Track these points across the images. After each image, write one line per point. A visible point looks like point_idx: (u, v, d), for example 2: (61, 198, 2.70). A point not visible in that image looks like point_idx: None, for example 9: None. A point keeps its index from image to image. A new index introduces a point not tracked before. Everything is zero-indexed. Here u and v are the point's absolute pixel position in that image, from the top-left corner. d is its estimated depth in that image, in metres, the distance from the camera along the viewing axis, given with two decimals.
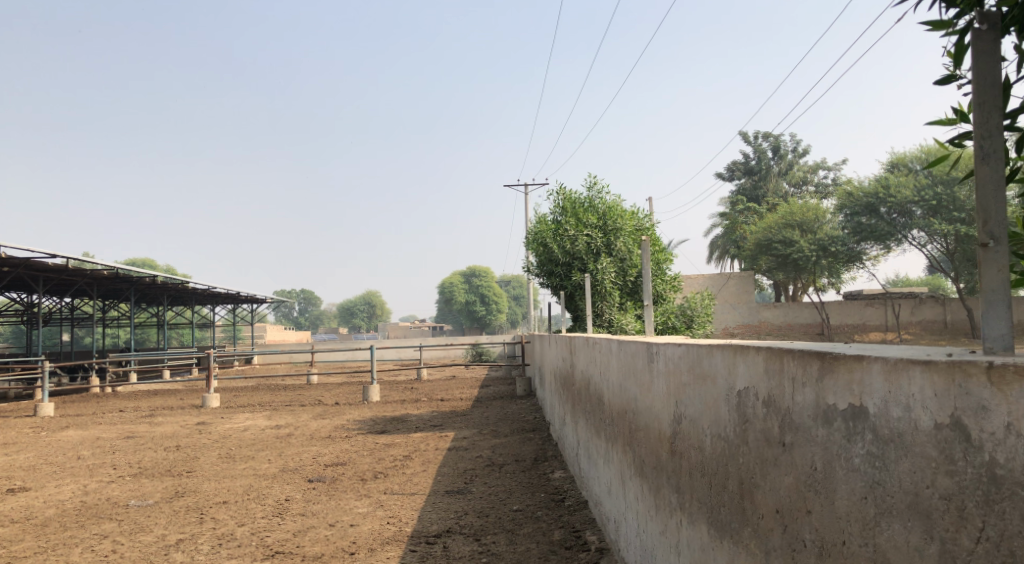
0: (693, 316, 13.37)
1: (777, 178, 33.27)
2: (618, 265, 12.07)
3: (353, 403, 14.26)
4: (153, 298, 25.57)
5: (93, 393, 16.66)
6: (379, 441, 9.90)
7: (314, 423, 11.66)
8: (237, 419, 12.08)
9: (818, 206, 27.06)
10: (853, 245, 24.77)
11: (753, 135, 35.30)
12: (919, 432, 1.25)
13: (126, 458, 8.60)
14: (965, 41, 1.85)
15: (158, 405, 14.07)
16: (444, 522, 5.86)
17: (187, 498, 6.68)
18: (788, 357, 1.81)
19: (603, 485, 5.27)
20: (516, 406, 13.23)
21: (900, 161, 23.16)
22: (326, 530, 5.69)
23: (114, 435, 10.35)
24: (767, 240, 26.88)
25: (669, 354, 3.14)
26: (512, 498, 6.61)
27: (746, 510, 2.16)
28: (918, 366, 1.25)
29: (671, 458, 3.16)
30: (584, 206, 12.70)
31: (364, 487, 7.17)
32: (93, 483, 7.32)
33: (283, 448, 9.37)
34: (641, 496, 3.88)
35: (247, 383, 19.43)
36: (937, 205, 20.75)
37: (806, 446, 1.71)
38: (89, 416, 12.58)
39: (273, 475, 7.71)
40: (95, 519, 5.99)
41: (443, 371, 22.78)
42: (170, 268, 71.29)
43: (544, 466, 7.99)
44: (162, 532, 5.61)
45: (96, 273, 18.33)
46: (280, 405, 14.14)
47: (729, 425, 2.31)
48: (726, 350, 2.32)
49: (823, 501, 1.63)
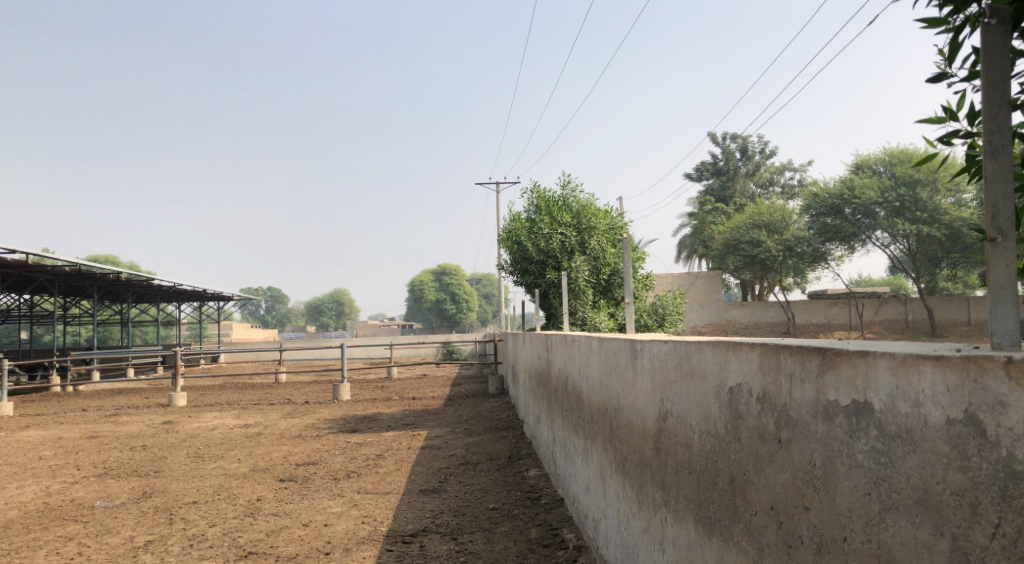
0: (665, 315, 13.51)
1: (744, 179, 33.76)
2: (592, 264, 12.09)
3: (323, 402, 14.09)
4: (115, 295, 24.94)
5: (54, 393, 16.21)
6: (350, 440, 9.79)
7: (284, 422, 11.48)
8: (205, 418, 11.83)
9: (786, 207, 27.45)
10: (819, 245, 25.22)
11: (721, 136, 35.73)
12: (929, 428, 1.25)
13: (90, 458, 8.36)
14: (960, 40, 1.88)
15: (122, 404, 13.74)
16: (420, 521, 5.80)
17: (155, 498, 6.52)
18: (785, 355, 1.81)
19: (580, 483, 5.25)
20: (489, 404, 13.19)
21: (865, 162, 23.58)
22: (300, 530, 5.59)
23: (77, 435, 10.06)
24: (735, 240, 27.16)
25: (655, 351, 3.13)
26: (488, 496, 6.58)
27: (738, 508, 2.16)
28: (928, 361, 1.25)
29: (656, 455, 3.15)
30: (558, 205, 12.71)
31: (337, 486, 7.07)
32: (56, 484, 7.10)
33: (253, 447, 9.21)
34: (621, 493, 3.88)
35: (214, 382, 19.07)
36: (901, 207, 21.20)
37: (804, 442, 1.70)
38: (50, 415, 12.22)
39: (243, 475, 7.56)
40: (60, 520, 5.81)
41: (414, 370, 22.61)
42: (133, 265, 69.69)
43: (520, 464, 7.98)
44: (130, 533, 5.45)
45: (56, 269, 17.80)
46: (248, 404, 13.89)
47: (720, 422, 2.30)
48: (717, 347, 2.31)
49: (821, 498, 1.63)
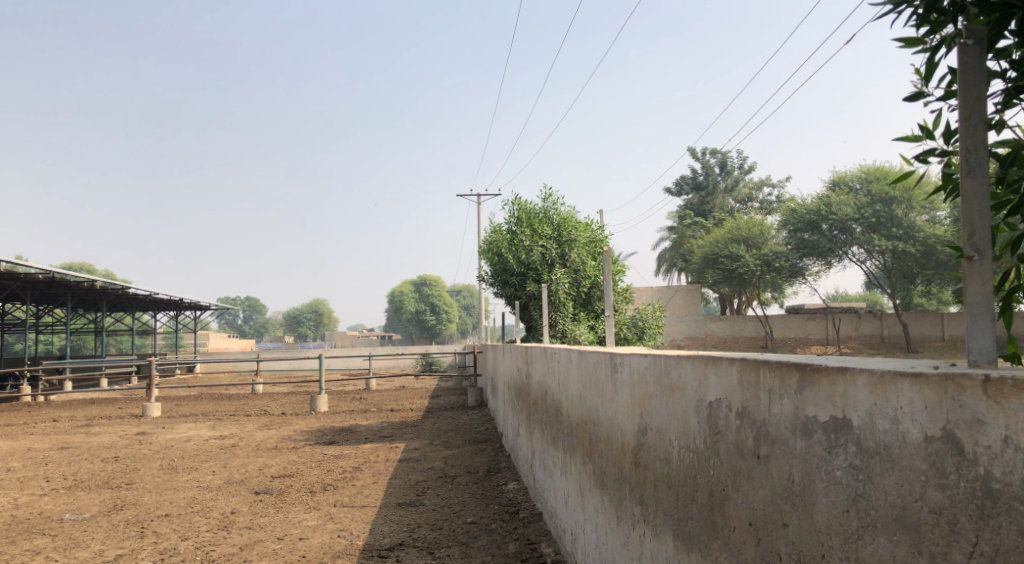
0: (645, 328, 13.56)
1: (723, 194, 34.13)
2: (572, 276, 12.09)
3: (300, 413, 13.93)
4: (90, 303, 24.54)
5: (24, 402, 15.86)
6: (327, 452, 9.67)
7: (260, 434, 11.32)
8: (179, 429, 11.63)
9: (764, 222, 27.76)
10: (796, 260, 25.47)
11: (701, 151, 36.14)
12: (906, 445, 1.25)
13: (60, 470, 8.17)
14: (936, 60, 1.90)
15: (93, 415, 13.46)
16: (397, 535, 5.73)
17: (126, 511, 6.37)
18: (764, 370, 1.80)
19: (559, 497, 5.22)
20: (467, 416, 13.11)
21: (842, 179, 23.94)
22: (275, 544, 5.49)
23: (47, 446, 9.83)
24: (714, 255, 27.40)
25: (635, 364, 3.12)
26: (466, 510, 6.52)
27: (717, 524, 2.14)
28: (907, 378, 1.25)
29: (635, 469, 3.13)
30: (539, 217, 12.72)
31: (313, 499, 6.97)
32: (24, 496, 6.92)
33: (228, 459, 9.06)
34: (600, 508, 3.86)
35: (190, 392, 18.79)
36: (876, 223, 21.52)
37: (783, 458, 1.70)
38: (19, 426, 11.93)
39: (217, 487, 7.43)
40: (27, 534, 5.65)
41: (392, 382, 22.46)
42: (107, 274, 68.70)
43: (498, 477, 7.92)
44: (99, 547, 5.32)
45: (29, 276, 17.45)
46: (223, 415, 13.68)
47: (699, 437, 2.30)
48: (696, 362, 2.31)
49: (800, 514, 1.62)
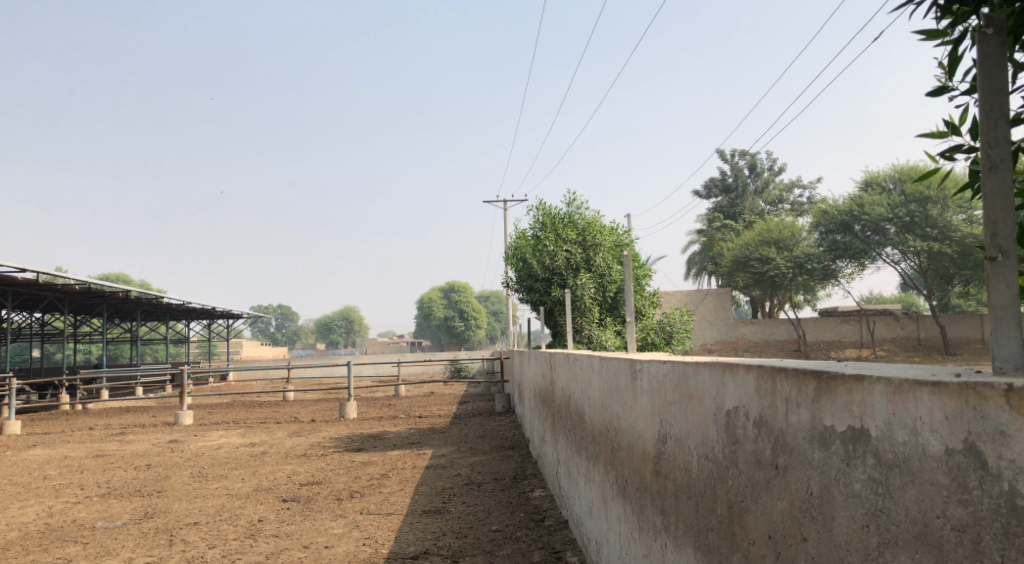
0: (672, 333, 13.40)
1: (753, 196, 33.72)
2: (598, 281, 12.01)
3: (329, 420, 14.03)
4: (125, 313, 25.01)
5: (62, 411, 16.21)
6: (355, 459, 9.71)
7: (289, 441, 11.41)
8: (211, 437, 11.78)
9: (794, 223, 27.33)
10: (829, 262, 25.01)
11: (730, 152, 35.74)
12: (926, 458, 1.18)
13: (94, 478, 8.31)
14: (960, 52, 1.82)
15: (128, 423, 13.70)
16: (422, 542, 5.71)
17: (156, 519, 6.45)
18: (781, 377, 1.74)
19: (583, 505, 5.14)
20: (494, 422, 13.07)
21: (875, 179, 23.46)
22: (300, 552, 5.51)
23: (82, 454, 10.02)
24: (745, 257, 27.03)
25: (654, 371, 3.05)
26: (492, 517, 6.48)
27: (736, 536, 2.07)
28: (925, 387, 1.18)
29: (655, 478, 3.07)
30: (564, 221, 12.68)
31: (340, 507, 6.99)
32: (59, 504, 7.05)
33: (257, 467, 9.13)
34: (623, 517, 3.79)
35: (222, 400, 19.04)
36: (911, 223, 21.06)
37: (801, 469, 1.63)
38: (57, 434, 12.20)
39: (246, 495, 7.49)
40: (60, 541, 5.75)
41: (422, 388, 22.54)
42: (145, 284, 70.12)
43: (524, 484, 7.86)
44: (129, 555, 5.38)
45: (66, 287, 17.83)
46: (255, 422, 13.84)
47: (717, 446, 2.23)
48: (714, 368, 2.24)
49: (819, 528, 1.55)
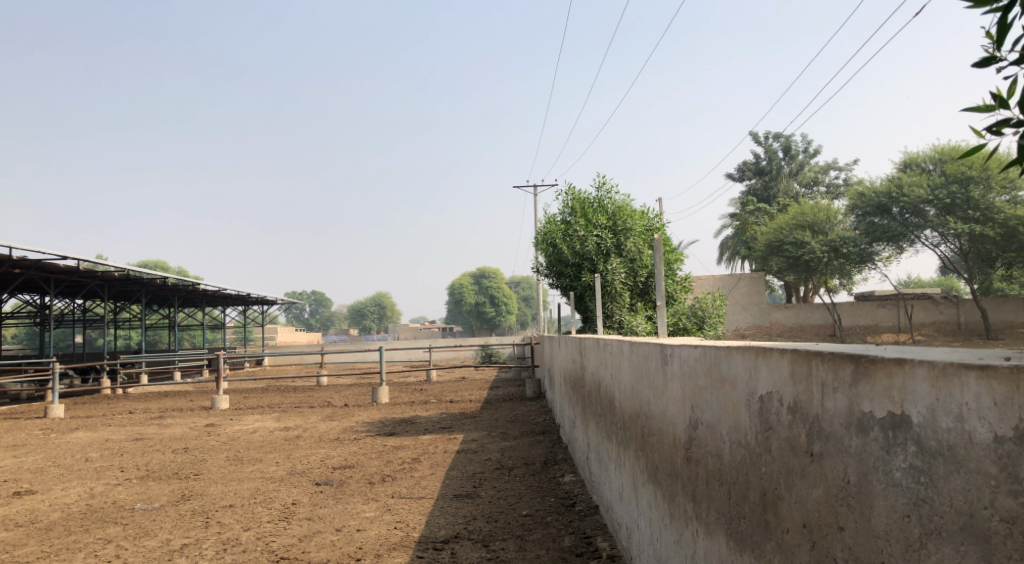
0: (704, 318, 13.16)
1: (788, 178, 33.10)
2: (628, 266, 11.90)
3: (361, 405, 14.19)
4: (162, 299, 25.57)
5: (103, 395, 16.64)
6: (386, 443, 9.81)
7: (323, 425, 11.58)
8: (246, 421, 12.01)
9: (830, 206, 26.74)
10: (866, 245, 24.51)
11: (763, 134, 35.12)
12: (973, 446, 1.12)
13: (133, 461, 8.52)
14: (1008, 19, 1.71)
15: (166, 407, 14.02)
16: (453, 526, 5.73)
17: (192, 501, 6.59)
18: (816, 361, 1.68)
19: (614, 491, 5.11)
20: (525, 408, 13.08)
21: (914, 160, 22.82)
22: (333, 535, 5.57)
23: (123, 438, 10.28)
24: (779, 241, 26.56)
25: (685, 355, 3.00)
26: (522, 502, 6.49)
27: (769, 524, 2.03)
28: (972, 371, 1.12)
29: (687, 464, 3.02)
30: (594, 206, 12.59)
31: (372, 491, 7.06)
32: (99, 486, 7.25)
33: (291, 451, 9.28)
34: (654, 503, 3.75)
35: (257, 384, 19.36)
36: (951, 204, 20.40)
37: (838, 457, 1.58)
38: (99, 417, 12.56)
39: (280, 478, 7.62)
40: (100, 522, 5.91)
41: (453, 373, 22.69)
42: (181, 271, 71.50)
43: (555, 470, 7.84)
44: (166, 536, 5.51)
45: (106, 274, 18.25)
46: (288, 406, 14.08)
47: (750, 432, 2.18)
48: (746, 352, 2.19)
49: (856, 518, 1.50)
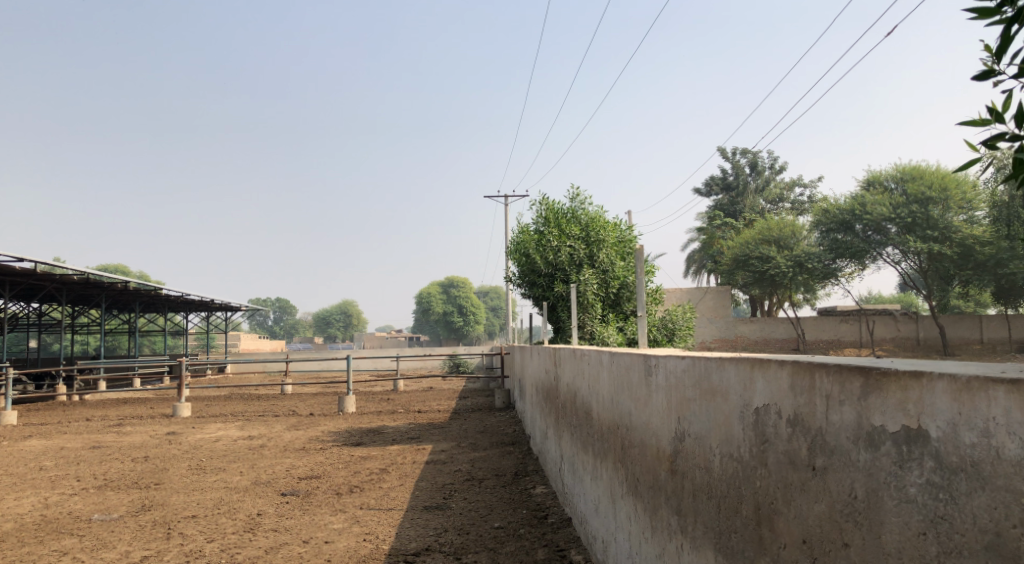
0: (674, 330, 13.24)
1: (754, 194, 33.65)
2: (600, 277, 11.92)
3: (327, 414, 13.94)
4: (123, 304, 24.88)
5: (59, 402, 16.09)
6: (354, 453, 9.61)
7: (288, 434, 11.33)
8: (209, 429, 11.70)
9: (795, 222, 27.19)
10: (829, 261, 24.95)
11: (731, 150, 35.66)
12: (1001, 462, 1.10)
13: (90, 470, 8.21)
14: (1011, 33, 1.71)
15: (126, 414, 13.60)
16: (424, 539, 5.61)
17: (153, 511, 6.36)
18: (820, 374, 1.64)
19: (589, 503, 5.05)
20: (494, 418, 12.97)
21: (877, 179, 23.22)
22: (300, 547, 5.41)
23: (79, 445, 9.93)
24: (745, 256, 26.93)
25: (670, 366, 2.96)
26: (494, 514, 6.39)
27: (765, 539, 1.98)
28: (1001, 385, 1.10)
29: (671, 477, 2.97)
30: (567, 217, 12.60)
31: (340, 501, 6.90)
32: (54, 495, 6.95)
33: (255, 460, 9.05)
34: (633, 516, 3.70)
35: (220, 392, 18.90)
36: (912, 224, 20.90)
37: (843, 471, 1.54)
38: (54, 425, 12.11)
39: (244, 488, 7.40)
40: (56, 533, 5.66)
41: (420, 383, 22.45)
42: (141, 275, 69.60)
43: (526, 481, 7.77)
44: (126, 548, 5.30)
45: (64, 278, 17.68)
46: (252, 415, 13.75)
47: (743, 445, 2.14)
48: (741, 364, 2.14)
49: (864, 535, 1.46)
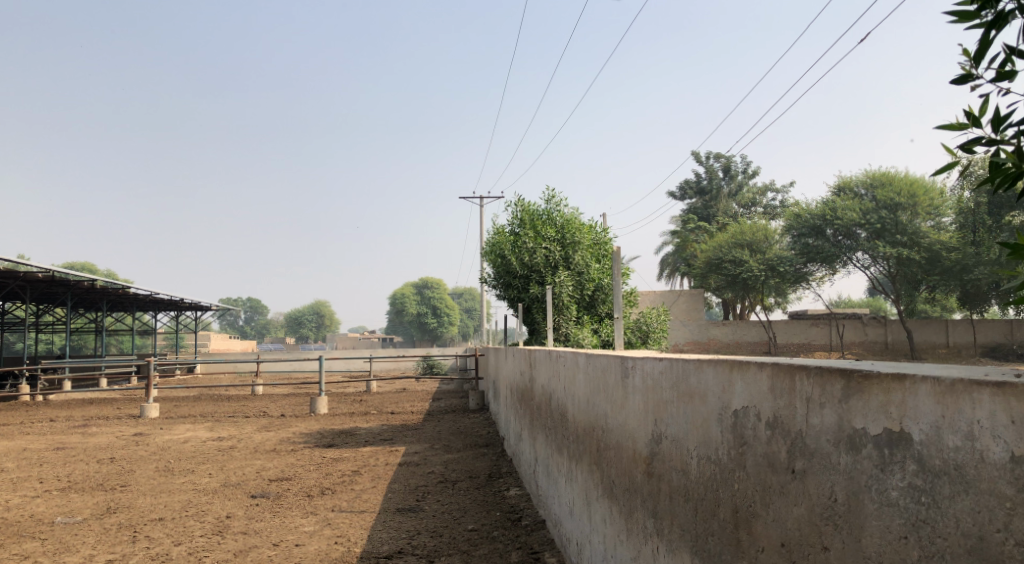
0: (648, 332, 13.30)
1: (727, 199, 34.03)
2: (575, 279, 11.93)
3: (299, 415, 13.74)
4: (90, 303, 24.30)
5: (21, 402, 15.65)
6: (326, 455, 9.48)
7: (258, 435, 11.15)
8: (177, 430, 11.47)
9: (767, 226, 27.51)
10: (801, 266, 25.23)
11: (705, 154, 36.04)
12: (984, 465, 1.10)
13: (53, 472, 7.98)
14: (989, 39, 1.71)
15: (91, 415, 13.27)
16: (396, 542, 5.54)
17: (119, 514, 6.20)
18: (801, 376, 1.63)
19: (564, 505, 5.02)
20: (468, 420, 12.92)
21: (847, 184, 23.59)
22: (270, 550, 5.31)
23: (42, 447, 9.65)
24: (718, 259, 27.17)
25: (648, 369, 2.95)
26: (467, 516, 6.34)
27: (742, 542, 1.97)
28: (985, 387, 1.09)
29: (648, 479, 2.96)
30: (542, 218, 12.59)
31: (311, 504, 6.79)
32: (15, 498, 6.74)
33: (225, 461, 8.88)
34: (608, 519, 3.68)
35: (189, 393, 18.53)
36: (881, 229, 21.26)
37: (823, 473, 1.53)
38: (16, 426, 11.76)
39: (213, 490, 7.25)
40: (16, 537, 5.48)
41: (394, 384, 22.26)
42: (108, 272, 68.08)
43: (499, 483, 7.72)
44: (89, 552, 5.15)
45: (29, 275, 17.22)
46: (222, 416, 13.50)
47: (721, 448, 2.13)
48: (720, 366, 2.13)
49: (843, 538, 1.44)
